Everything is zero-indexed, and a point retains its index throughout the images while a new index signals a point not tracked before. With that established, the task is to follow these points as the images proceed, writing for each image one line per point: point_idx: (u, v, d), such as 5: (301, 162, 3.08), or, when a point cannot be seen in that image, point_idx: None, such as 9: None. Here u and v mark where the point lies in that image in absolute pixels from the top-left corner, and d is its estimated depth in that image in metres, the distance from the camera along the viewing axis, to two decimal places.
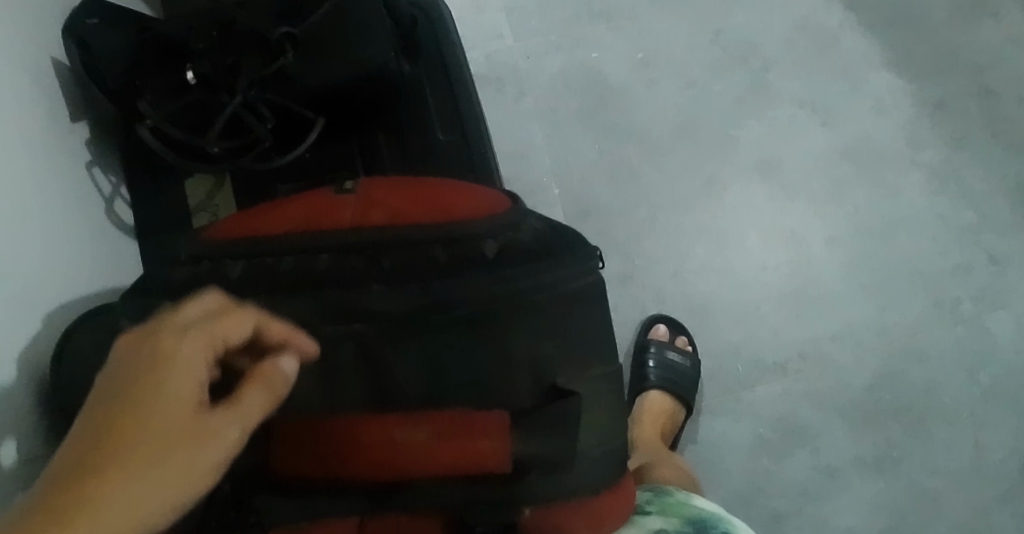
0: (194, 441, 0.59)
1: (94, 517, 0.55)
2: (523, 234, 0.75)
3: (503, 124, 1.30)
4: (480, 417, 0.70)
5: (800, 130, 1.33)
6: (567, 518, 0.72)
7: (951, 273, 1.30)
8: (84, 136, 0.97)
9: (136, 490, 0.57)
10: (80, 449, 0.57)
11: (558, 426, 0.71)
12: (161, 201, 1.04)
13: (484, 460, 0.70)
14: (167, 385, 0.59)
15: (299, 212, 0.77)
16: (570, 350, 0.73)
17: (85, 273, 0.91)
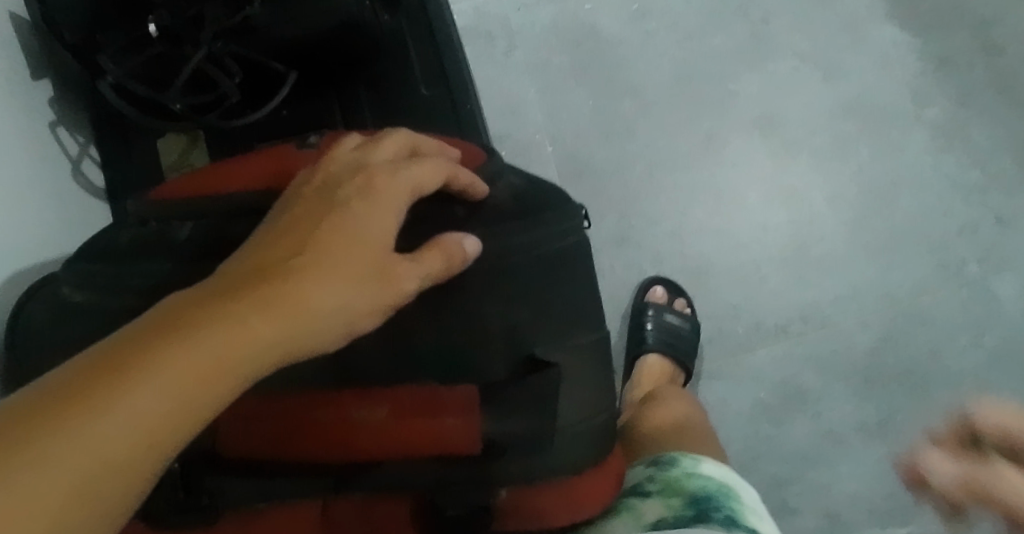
0: (356, 284, 0.58)
1: (285, 294, 0.56)
2: (499, 191, 0.71)
3: (494, 79, 1.25)
4: (446, 393, 0.65)
5: (800, 85, 1.27)
6: (546, 497, 0.68)
7: (956, 233, 1.25)
8: (49, 93, 0.91)
9: (321, 288, 0.57)
10: (283, 244, 0.59)
11: (536, 401, 0.66)
12: (132, 160, 0.98)
13: (451, 440, 0.64)
14: (351, 221, 0.60)
15: (257, 172, 0.69)
16: (549, 316, 0.68)
17: (54, 234, 0.87)
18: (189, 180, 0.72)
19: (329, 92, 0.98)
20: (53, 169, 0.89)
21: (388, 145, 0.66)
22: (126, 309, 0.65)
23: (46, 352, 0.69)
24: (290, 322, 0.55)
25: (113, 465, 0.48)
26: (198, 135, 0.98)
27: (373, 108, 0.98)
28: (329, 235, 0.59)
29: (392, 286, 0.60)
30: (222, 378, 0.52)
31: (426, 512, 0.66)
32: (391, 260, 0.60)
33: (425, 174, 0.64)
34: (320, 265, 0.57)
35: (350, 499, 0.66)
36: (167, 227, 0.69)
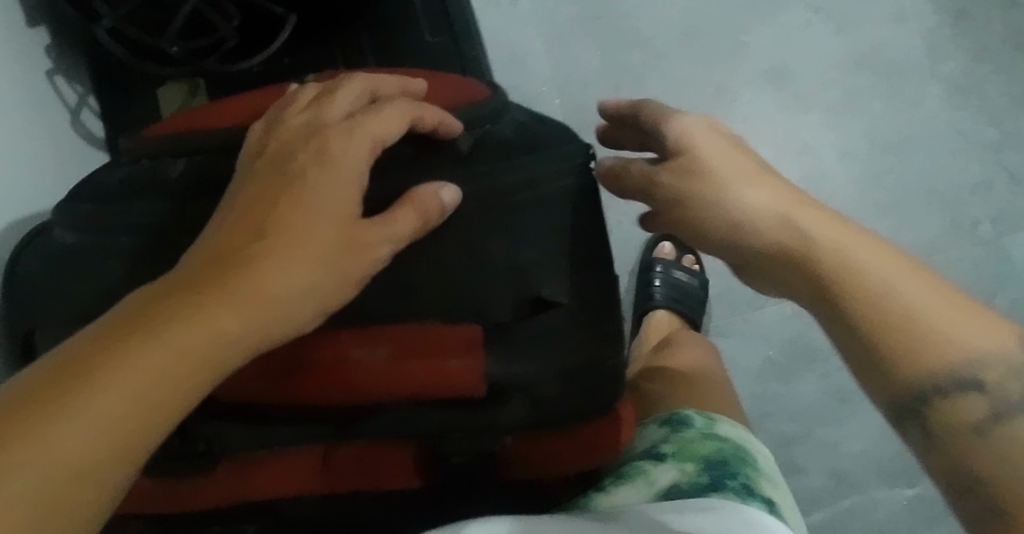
0: (324, 264, 0.56)
1: (251, 284, 0.53)
2: (503, 127, 0.69)
3: (499, 29, 1.22)
4: (448, 331, 0.62)
5: (813, 37, 1.24)
6: (553, 446, 0.68)
7: (969, 192, 1.23)
8: (45, 42, 0.87)
9: (290, 273, 0.55)
10: (243, 228, 0.56)
11: (541, 343, 0.65)
12: (133, 109, 0.95)
13: (457, 381, 0.61)
14: (310, 196, 0.57)
15: (250, 106, 0.69)
16: (558, 254, 0.66)
17: (50, 182, 0.83)
18: (178, 119, 0.71)
19: (330, 38, 0.95)
20: (50, 116, 0.86)
21: (342, 97, 0.62)
22: (124, 247, 0.64)
23: (42, 304, 0.66)
24: (258, 314, 0.53)
25: (82, 475, 0.46)
26: (198, 82, 0.94)
27: (375, 54, 0.95)
28: (287, 215, 0.56)
29: (360, 260, 0.57)
30: (188, 376, 0.50)
31: (432, 459, 0.66)
32: (356, 229, 0.58)
33: (380, 126, 0.60)
34: (280, 248, 0.55)
35: (353, 445, 0.65)
36: (160, 165, 0.67)
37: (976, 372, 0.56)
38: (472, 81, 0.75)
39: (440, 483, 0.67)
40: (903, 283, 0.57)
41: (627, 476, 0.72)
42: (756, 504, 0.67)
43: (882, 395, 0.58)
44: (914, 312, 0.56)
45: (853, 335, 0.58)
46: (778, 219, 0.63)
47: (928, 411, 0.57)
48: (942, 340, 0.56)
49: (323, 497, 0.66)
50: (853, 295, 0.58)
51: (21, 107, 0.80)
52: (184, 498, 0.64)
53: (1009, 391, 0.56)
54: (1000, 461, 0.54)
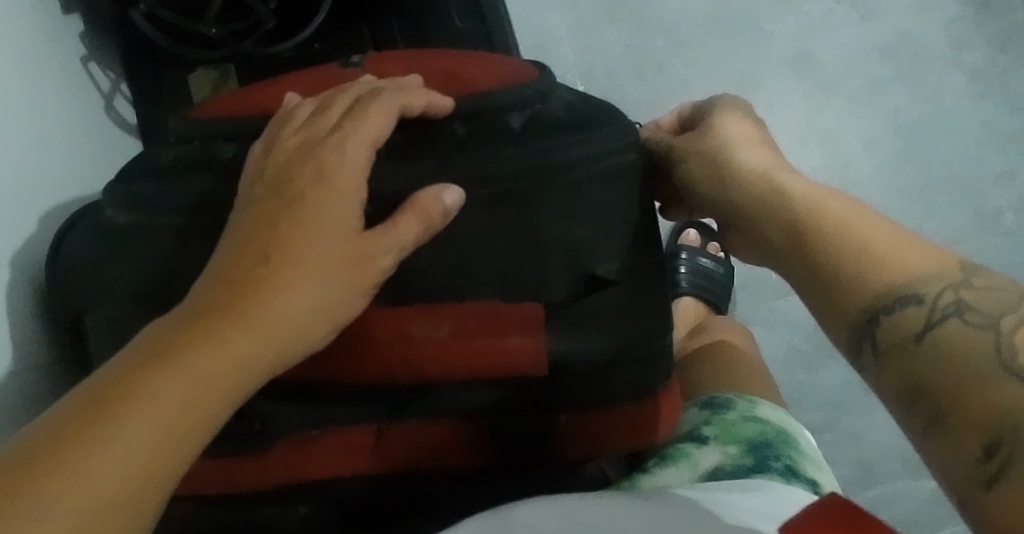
0: (330, 280, 0.57)
1: (259, 309, 0.55)
2: (554, 106, 0.68)
3: (524, 16, 1.21)
4: (510, 310, 0.64)
5: (837, 25, 1.23)
6: (605, 423, 0.69)
7: (993, 181, 1.23)
8: (78, 28, 0.88)
9: (298, 293, 0.56)
10: (248, 251, 0.57)
11: (595, 323, 0.66)
12: (166, 97, 0.95)
13: (519, 359, 0.64)
14: (317, 211, 0.58)
15: (300, 89, 0.70)
16: (614, 233, 0.66)
17: (87, 169, 0.84)
18: (224, 100, 0.72)
19: (360, 25, 0.95)
20: (85, 104, 0.86)
21: (327, 108, 0.63)
22: (173, 228, 0.64)
23: (91, 286, 0.67)
24: (269, 337, 0.55)
25: (116, 502, 0.48)
26: (230, 68, 0.94)
27: (405, 37, 0.95)
28: (295, 233, 0.57)
29: (370, 271, 0.59)
30: (211, 400, 0.53)
31: (484, 437, 0.67)
32: (365, 239, 0.59)
33: (367, 130, 0.61)
34: (291, 268, 0.56)
35: (409, 422, 0.66)
36: (212, 148, 0.66)
37: (914, 286, 0.54)
38: (519, 60, 0.74)
39: (494, 459, 0.68)
40: (862, 222, 0.58)
41: (670, 457, 0.72)
42: (801, 486, 0.67)
43: (836, 318, 0.56)
44: (868, 241, 0.56)
45: (812, 266, 0.58)
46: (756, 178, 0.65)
47: (878, 326, 0.54)
48: (895, 264, 0.55)
49: (376, 475, 0.66)
50: (827, 233, 0.58)
51: (58, 97, 0.81)
52: (237, 478, 0.65)
53: (953, 300, 0.52)
54: (930, 360, 0.50)
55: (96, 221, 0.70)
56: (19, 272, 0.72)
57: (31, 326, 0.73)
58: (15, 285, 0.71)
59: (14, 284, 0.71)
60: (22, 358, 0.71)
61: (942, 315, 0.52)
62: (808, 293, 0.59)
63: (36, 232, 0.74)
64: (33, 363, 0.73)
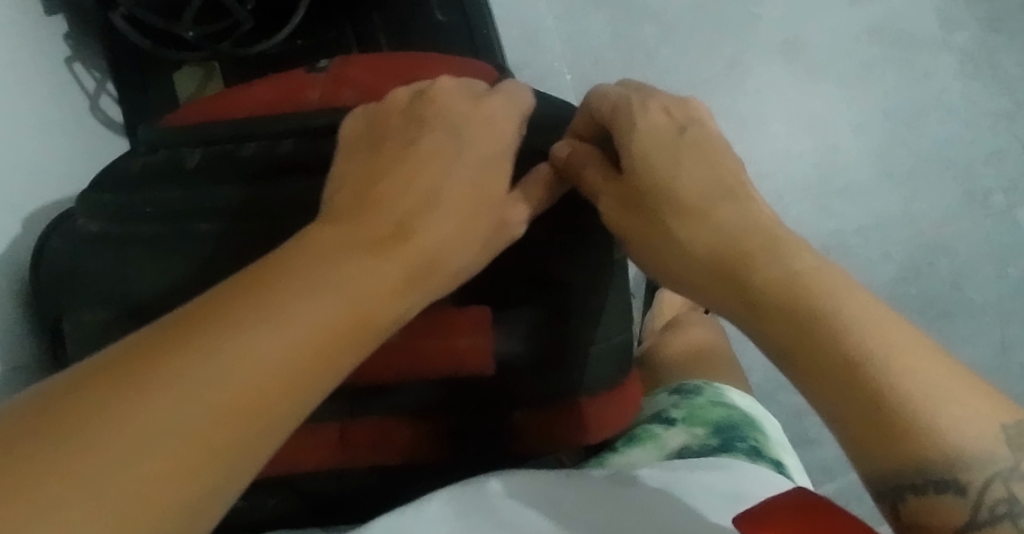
0: (412, 266, 0.60)
1: (351, 278, 0.56)
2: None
3: (510, 6, 1.22)
4: (458, 313, 0.67)
5: (826, 8, 1.23)
6: (560, 419, 0.70)
7: (983, 161, 1.24)
8: (62, 31, 0.89)
9: (384, 274, 0.58)
10: (339, 230, 0.59)
11: (545, 320, 0.68)
12: (152, 96, 0.97)
13: (466, 358, 0.67)
14: (414, 201, 0.62)
15: (265, 95, 0.73)
16: (564, 234, 0.68)
17: (74, 171, 0.85)
18: (194, 107, 0.75)
19: (342, 18, 0.96)
20: (71, 106, 0.88)
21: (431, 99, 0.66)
22: (144, 235, 0.68)
23: (69, 288, 0.70)
24: (361, 308, 0.56)
25: (191, 450, 0.47)
26: (214, 65, 0.96)
27: (389, 35, 0.96)
28: (381, 234, 0.60)
29: (450, 261, 0.62)
30: (308, 353, 0.52)
31: (441, 432, 0.70)
32: (463, 234, 0.62)
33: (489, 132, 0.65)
34: (373, 260, 0.58)
35: (368, 419, 0.68)
36: (177, 154, 0.70)
37: (964, 468, 0.50)
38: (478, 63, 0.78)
39: (452, 457, 0.70)
40: (870, 337, 0.53)
41: (638, 438, 0.74)
42: (766, 464, 0.69)
43: (874, 450, 0.51)
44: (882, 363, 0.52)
45: (841, 394, 0.52)
46: (730, 252, 0.60)
47: (907, 498, 0.51)
48: (964, 416, 0.50)
49: (342, 469, 0.70)
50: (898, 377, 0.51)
51: (45, 100, 0.82)
52: None
53: (1003, 497, 0.50)
54: None
55: (71, 229, 0.71)
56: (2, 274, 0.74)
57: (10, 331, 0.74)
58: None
59: None
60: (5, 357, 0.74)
61: (991, 513, 0.50)
62: (833, 420, 0.53)
63: (20, 234, 0.76)
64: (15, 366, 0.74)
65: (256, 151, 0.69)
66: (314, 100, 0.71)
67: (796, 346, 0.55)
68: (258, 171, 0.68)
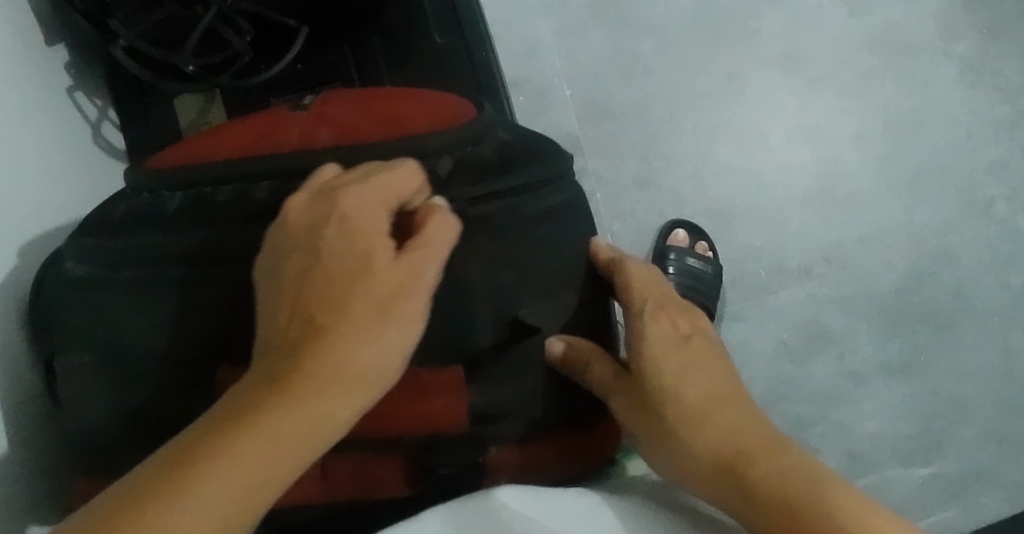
0: (385, 336, 0.62)
1: (329, 366, 0.60)
2: (484, 147, 0.72)
3: (509, 22, 1.22)
4: (432, 376, 0.68)
5: (825, 20, 1.24)
6: (537, 452, 0.72)
7: (984, 170, 1.24)
8: (64, 59, 0.90)
9: (362, 355, 0.61)
10: (309, 302, 0.62)
11: (518, 371, 0.70)
12: (152, 122, 1.00)
13: (440, 417, 0.68)
14: (335, 295, 0.61)
15: (249, 135, 0.75)
16: (537, 276, 0.70)
17: (77, 199, 0.87)
18: (177, 150, 0.77)
19: (342, 42, 0.98)
20: (73, 136, 0.89)
21: (302, 212, 0.64)
22: (126, 281, 0.70)
23: (65, 328, 0.72)
24: (343, 400, 0.61)
25: None
26: (216, 93, 1.00)
27: (388, 61, 0.98)
28: (323, 350, 0.60)
29: (390, 356, 0.62)
30: (290, 455, 0.58)
31: (419, 468, 0.69)
32: (411, 286, 0.63)
33: (388, 192, 0.64)
34: (321, 393, 0.60)
35: (347, 457, 0.69)
36: (159, 199, 0.73)
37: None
38: (463, 98, 0.79)
39: (431, 492, 0.70)
40: (758, 421, 0.66)
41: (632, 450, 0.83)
42: None
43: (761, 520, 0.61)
44: (807, 471, 0.61)
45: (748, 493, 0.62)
46: (689, 360, 0.70)
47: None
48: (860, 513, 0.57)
49: (321, 505, 0.69)
50: (801, 481, 0.60)
51: (46, 131, 0.83)
52: None
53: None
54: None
55: (65, 273, 0.73)
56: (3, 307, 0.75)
57: (22, 363, 0.76)
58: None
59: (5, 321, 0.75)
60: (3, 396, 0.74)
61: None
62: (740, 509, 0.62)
63: (23, 264, 0.77)
64: (24, 397, 0.76)
65: (232, 196, 0.71)
66: (293, 140, 0.73)
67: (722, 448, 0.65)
68: (242, 216, 0.70)
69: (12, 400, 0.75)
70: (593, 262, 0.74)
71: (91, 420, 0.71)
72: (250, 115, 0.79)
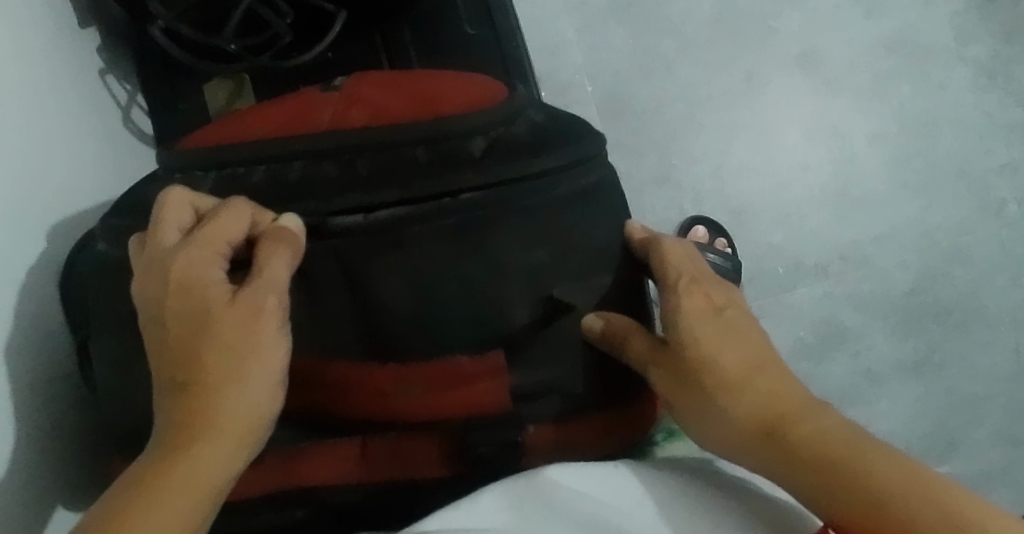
0: (247, 369, 0.62)
1: (208, 410, 0.61)
2: (518, 128, 0.73)
3: (531, 19, 1.22)
4: (472, 365, 0.69)
5: (841, 22, 1.24)
6: (572, 431, 0.73)
7: (997, 172, 1.25)
8: (95, 42, 0.91)
9: (238, 391, 0.62)
10: (168, 360, 0.63)
11: (554, 353, 0.71)
12: (181, 109, 0.99)
13: (482, 401, 0.70)
14: (189, 348, 0.62)
15: (279, 117, 0.74)
16: (570, 259, 0.70)
17: (109, 184, 0.87)
18: (207, 132, 0.77)
19: (372, 32, 0.99)
20: (104, 119, 0.89)
21: (138, 287, 0.64)
22: None
23: (99, 312, 0.72)
24: (232, 438, 0.62)
25: None
26: (245, 78, 0.99)
27: (418, 47, 1.01)
28: (193, 400, 0.62)
29: (261, 386, 0.63)
30: (194, 502, 0.59)
31: (456, 447, 0.70)
32: (262, 316, 0.63)
33: (218, 236, 0.64)
34: (205, 439, 0.61)
35: (385, 438, 0.71)
36: (194, 179, 0.72)
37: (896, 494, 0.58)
38: (493, 80, 0.80)
39: (465, 472, 0.71)
40: (795, 385, 0.67)
41: (676, 434, 0.84)
42: None
43: (801, 478, 0.62)
44: (849, 433, 0.62)
45: (786, 452, 0.63)
46: (723, 327, 0.70)
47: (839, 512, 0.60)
48: (902, 470, 0.59)
49: (365, 485, 0.71)
50: (841, 441, 0.61)
51: (80, 116, 0.84)
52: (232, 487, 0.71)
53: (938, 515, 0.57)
54: None
55: (98, 252, 0.72)
56: (43, 285, 0.75)
57: (55, 343, 0.76)
58: (27, 304, 0.73)
59: (43, 300, 0.75)
60: (38, 374, 0.74)
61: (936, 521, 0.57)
62: (779, 468, 0.63)
63: (57, 246, 0.77)
64: (54, 377, 0.76)
65: (266, 177, 0.70)
66: (325, 124, 0.73)
67: (762, 410, 0.65)
68: (278, 195, 0.69)
69: (49, 380, 0.75)
70: (627, 244, 0.74)
71: (127, 399, 0.71)
72: (278, 98, 0.79)
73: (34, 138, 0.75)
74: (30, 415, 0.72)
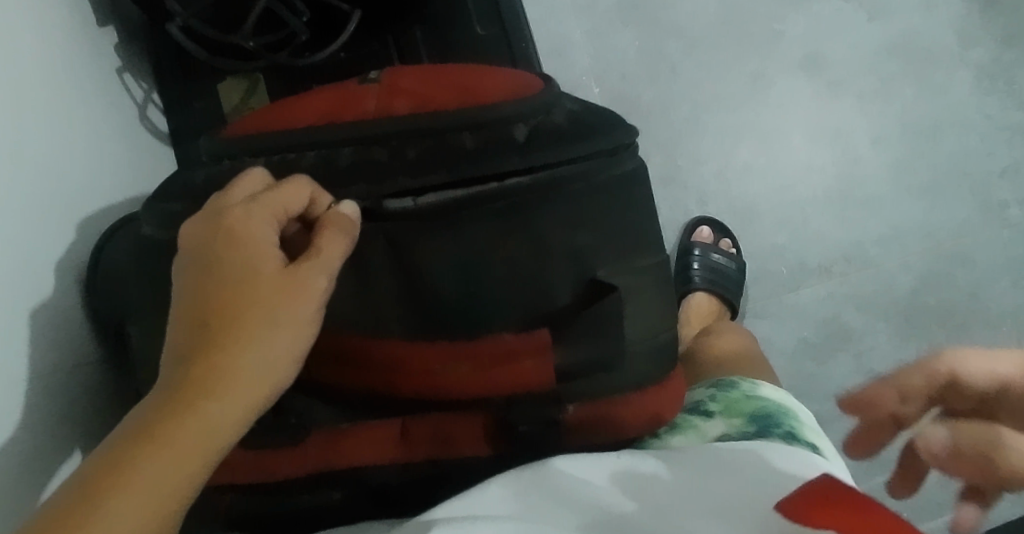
0: (278, 334, 0.61)
1: (229, 365, 0.60)
2: (557, 115, 0.74)
3: (539, 22, 1.25)
4: (517, 342, 0.71)
5: (844, 25, 1.25)
6: (611, 413, 0.74)
7: (999, 175, 1.26)
8: (113, 40, 0.93)
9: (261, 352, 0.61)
10: (197, 307, 0.61)
11: (597, 332, 0.71)
12: (195, 107, 1.01)
13: (527, 378, 0.71)
14: (222, 301, 0.61)
15: (325, 103, 0.76)
16: (611, 243, 0.72)
17: (127, 179, 0.89)
18: (253, 118, 0.78)
19: (385, 33, 1.01)
20: (122, 114, 0.91)
21: (190, 236, 0.64)
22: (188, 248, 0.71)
23: (133, 299, 0.75)
24: (252, 398, 0.61)
25: None
26: (259, 78, 1.01)
27: (428, 46, 1.02)
28: (216, 353, 0.60)
29: (286, 352, 0.62)
30: (201, 456, 0.58)
31: (499, 424, 0.73)
32: (307, 287, 0.63)
33: (277, 203, 0.64)
34: (213, 398, 0.59)
35: (427, 417, 0.73)
36: (240, 164, 0.74)
37: None
38: (527, 73, 0.81)
39: (506, 451, 0.74)
40: None
41: (678, 427, 0.80)
42: (801, 446, 0.74)
43: None
44: None
45: None
46: None
47: None
48: None
49: (403, 464, 0.74)
50: None
51: (99, 111, 0.86)
52: (273, 465, 0.73)
53: None
54: None
55: (142, 235, 0.74)
56: (66, 276, 0.77)
57: (81, 332, 0.79)
58: (55, 294, 0.75)
59: (67, 290, 0.77)
60: (69, 356, 0.77)
61: None
62: None
63: (77, 238, 0.79)
64: (76, 365, 0.78)
65: (316, 161, 0.72)
66: (371, 113, 0.74)
67: None
68: (327, 179, 0.71)
69: (74, 367, 0.77)
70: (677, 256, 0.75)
71: (152, 384, 0.74)
72: (320, 86, 0.80)
73: (55, 133, 0.76)
74: (55, 401, 0.73)
